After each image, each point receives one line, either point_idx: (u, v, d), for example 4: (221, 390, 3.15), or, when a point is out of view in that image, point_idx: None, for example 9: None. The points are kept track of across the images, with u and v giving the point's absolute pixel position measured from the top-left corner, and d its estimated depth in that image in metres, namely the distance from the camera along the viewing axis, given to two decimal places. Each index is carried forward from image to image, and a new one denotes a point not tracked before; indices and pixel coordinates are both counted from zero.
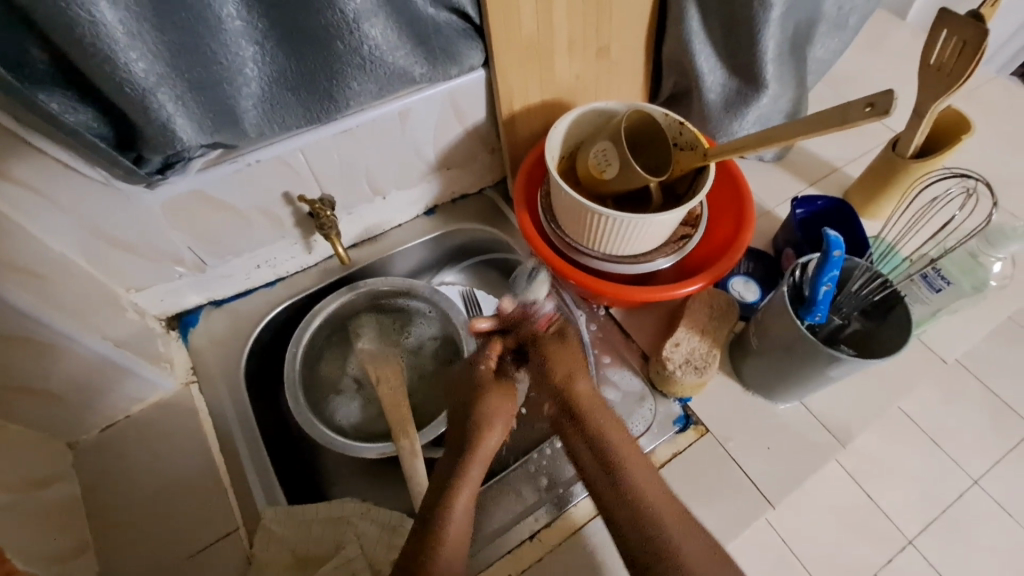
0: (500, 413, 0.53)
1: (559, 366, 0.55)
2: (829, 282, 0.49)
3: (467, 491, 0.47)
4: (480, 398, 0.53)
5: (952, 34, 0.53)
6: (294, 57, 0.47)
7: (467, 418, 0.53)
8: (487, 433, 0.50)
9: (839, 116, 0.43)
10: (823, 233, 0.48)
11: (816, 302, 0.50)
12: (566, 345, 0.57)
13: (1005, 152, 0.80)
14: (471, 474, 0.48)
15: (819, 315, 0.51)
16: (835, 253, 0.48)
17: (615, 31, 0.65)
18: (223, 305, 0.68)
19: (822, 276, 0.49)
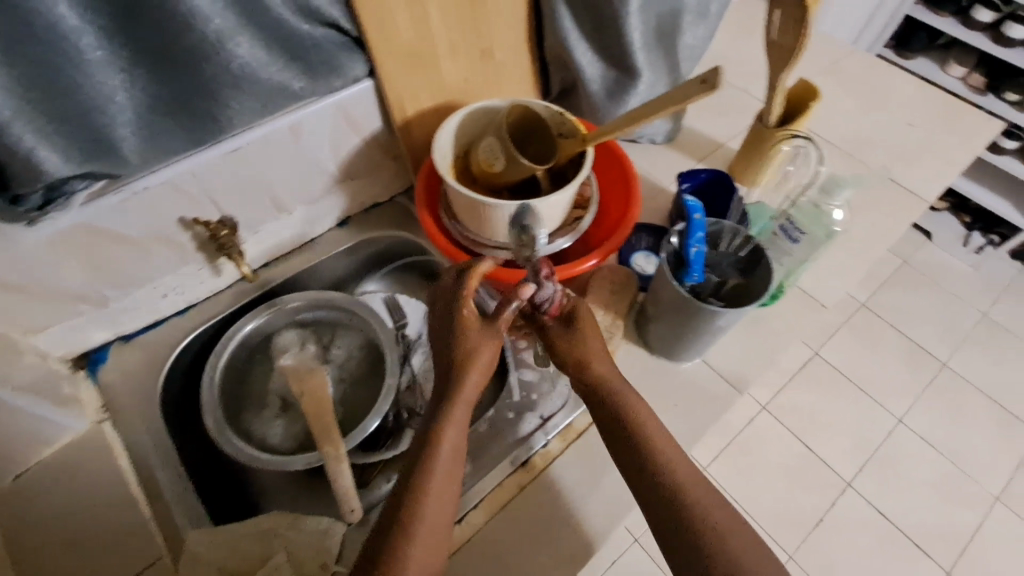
0: (486, 347, 0.49)
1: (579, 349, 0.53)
2: (697, 243, 0.55)
3: (454, 433, 0.46)
4: (464, 323, 0.49)
5: (783, 13, 0.60)
6: (165, 81, 0.47)
7: (450, 347, 0.49)
8: (472, 368, 0.48)
9: (682, 93, 0.48)
10: (683, 202, 0.57)
11: (691, 262, 0.55)
12: (581, 339, 0.54)
13: (863, 116, 0.89)
14: (457, 416, 0.47)
15: (696, 275, 0.56)
16: (696, 216, 0.56)
17: (494, 33, 0.68)
18: (132, 339, 0.66)
19: (690, 238, 0.55)
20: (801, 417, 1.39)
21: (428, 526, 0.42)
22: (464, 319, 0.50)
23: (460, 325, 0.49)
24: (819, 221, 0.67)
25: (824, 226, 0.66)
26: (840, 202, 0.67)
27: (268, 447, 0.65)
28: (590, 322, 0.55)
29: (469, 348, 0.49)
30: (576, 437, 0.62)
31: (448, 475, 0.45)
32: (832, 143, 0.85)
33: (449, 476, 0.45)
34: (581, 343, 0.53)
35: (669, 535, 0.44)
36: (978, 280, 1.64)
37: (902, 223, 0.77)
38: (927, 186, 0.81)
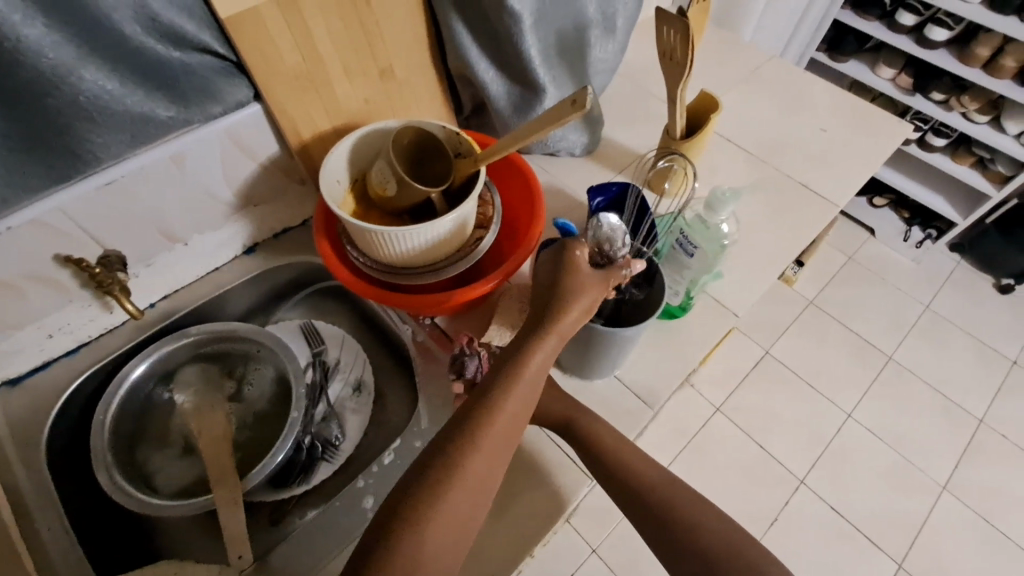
0: (591, 291, 0.50)
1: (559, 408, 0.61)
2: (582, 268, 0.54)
3: (522, 388, 0.47)
4: (577, 270, 0.51)
5: (670, 29, 0.61)
6: (10, 118, 0.45)
7: (551, 289, 0.51)
8: (569, 307, 0.49)
9: (554, 116, 0.48)
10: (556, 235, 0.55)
11: None
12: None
13: (778, 123, 0.90)
14: (533, 364, 0.48)
15: None
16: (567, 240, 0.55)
17: (391, 52, 0.67)
18: (18, 383, 0.62)
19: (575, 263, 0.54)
20: (754, 417, 1.41)
21: (477, 469, 0.45)
22: (578, 264, 0.52)
23: (573, 271, 0.51)
24: (710, 237, 0.67)
25: (715, 241, 0.66)
26: (727, 215, 0.66)
27: (166, 491, 0.62)
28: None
29: (566, 294, 0.50)
30: None
31: (505, 429, 0.47)
32: (747, 150, 0.86)
33: (507, 427, 0.47)
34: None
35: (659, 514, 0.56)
36: (920, 274, 1.67)
37: (813, 227, 0.78)
38: (839, 189, 0.83)
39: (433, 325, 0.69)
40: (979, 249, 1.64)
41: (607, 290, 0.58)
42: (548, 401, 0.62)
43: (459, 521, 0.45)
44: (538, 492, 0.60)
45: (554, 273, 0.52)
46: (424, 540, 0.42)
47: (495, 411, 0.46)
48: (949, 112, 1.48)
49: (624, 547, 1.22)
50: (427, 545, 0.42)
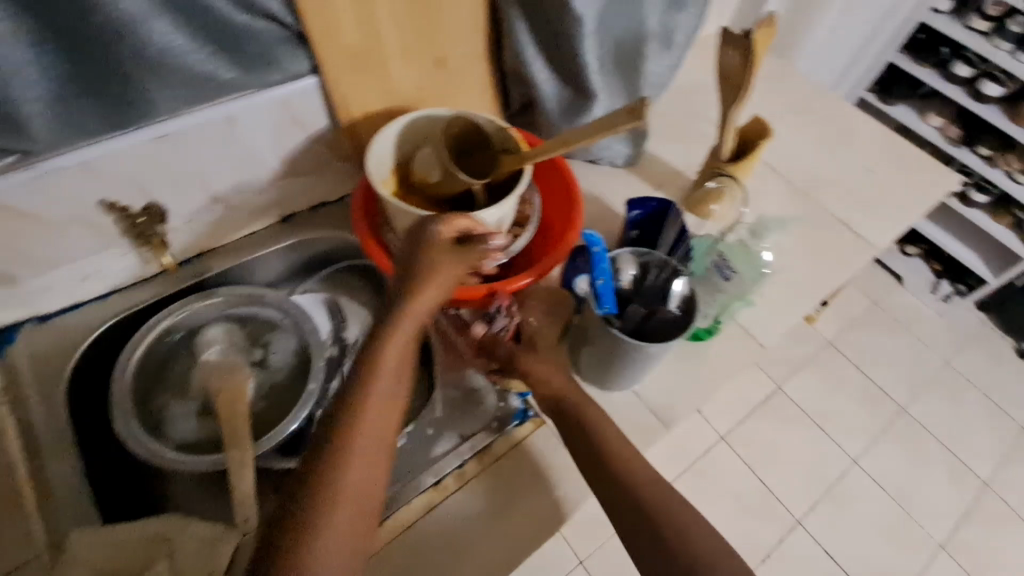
0: (446, 266, 0.50)
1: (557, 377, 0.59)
2: (603, 275, 0.54)
3: (372, 419, 0.43)
4: (433, 246, 0.50)
5: (732, 50, 0.60)
6: (77, 62, 0.46)
7: (411, 275, 0.49)
8: (407, 312, 0.47)
9: (608, 122, 0.48)
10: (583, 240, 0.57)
11: (596, 292, 0.54)
12: (541, 356, 0.60)
13: (823, 157, 0.89)
14: (376, 400, 0.44)
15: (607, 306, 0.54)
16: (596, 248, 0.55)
17: (449, 41, 0.67)
18: (48, 321, 0.63)
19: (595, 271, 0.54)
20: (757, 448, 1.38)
21: (357, 487, 0.41)
22: (434, 241, 0.51)
23: (430, 250, 0.50)
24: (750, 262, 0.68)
25: (755, 268, 0.67)
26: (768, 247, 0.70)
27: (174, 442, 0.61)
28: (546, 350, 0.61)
29: (428, 271, 0.49)
30: (495, 458, 0.61)
31: (371, 457, 0.43)
32: (789, 181, 0.85)
33: (374, 456, 0.43)
34: (543, 362, 0.60)
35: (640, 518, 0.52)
36: (943, 328, 1.63)
37: (847, 267, 0.77)
38: (877, 232, 0.81)
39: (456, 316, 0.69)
40: (1008, 310, 1.60)
41: (634, 304, 0.56)
42: (562, 386, 0.58)
43: (362, 531, 0.41)
44: (540, 497, 0.59)
45: (409, 250, 0.51)
46: (313, 551, 0.39)
47: (348, 437, 0.42)
48: (996, 168, 1.45)
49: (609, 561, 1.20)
50: (322, 553, 0.39)
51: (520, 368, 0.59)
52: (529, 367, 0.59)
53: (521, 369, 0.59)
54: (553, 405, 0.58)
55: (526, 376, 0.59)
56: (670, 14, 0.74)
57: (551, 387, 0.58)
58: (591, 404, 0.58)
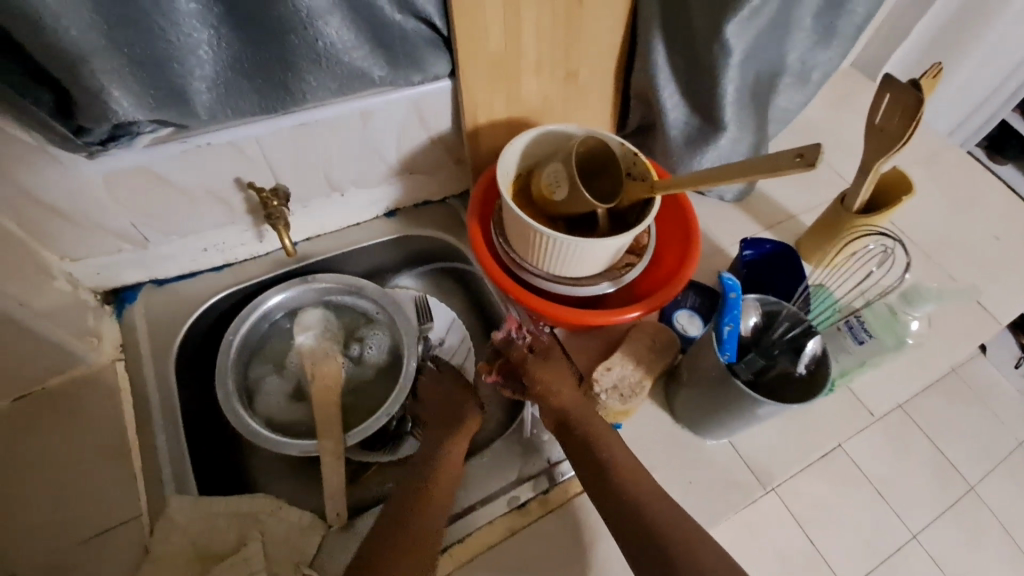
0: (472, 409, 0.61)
1: (556, 389, 0.57)
2: (732, 321, 0.51)
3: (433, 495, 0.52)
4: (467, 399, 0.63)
5: (894, 99, 0.57)
6: (249, 44, 0.47)
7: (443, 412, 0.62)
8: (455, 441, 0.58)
9: (769, 164, 0.45)
10: (718, 277, 0.51)
11: (721, 340, 0.52)
12: (552, 369, 0.59)
13: (950, 219, 0.83)
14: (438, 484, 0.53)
15: (729, 355, 0.52)
16: (732, 295, 0.51)
17: (584, 57, 0.66)
18: (164, 285, 0.66)
19: (725, 315, 0.51)
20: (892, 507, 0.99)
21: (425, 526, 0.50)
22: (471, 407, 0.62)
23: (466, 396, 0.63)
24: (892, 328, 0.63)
25: (898, 338, 0.62)
26: (920, 314, 0.64)
27: (269, 419, 0.65)
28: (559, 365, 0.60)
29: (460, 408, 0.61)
30: (581, 490, 0.58)
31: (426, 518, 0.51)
32: (910, 239, 0.80)
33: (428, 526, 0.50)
34: (556, 375, 0.58)
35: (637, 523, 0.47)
36: None
37: (971, 340, 0.71)
38: (1004, 306, 0.75)
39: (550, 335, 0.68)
40: None
41: (754, 354, 0.53)
42: (572, 400, 0.56)
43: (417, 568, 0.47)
44: None
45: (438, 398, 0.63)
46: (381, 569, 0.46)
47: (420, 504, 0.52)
48: None
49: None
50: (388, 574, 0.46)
51: (529, 375, 0.58)
52: (539, 379, 0.58)
53: (530, 379, 0.58)
54: (558, 416, 0.56)
55: (537, 389, 0.57)
56: (813, 51, 0.70)
57: (557, 402, 0.56)
58: (595, 416, 0.55)
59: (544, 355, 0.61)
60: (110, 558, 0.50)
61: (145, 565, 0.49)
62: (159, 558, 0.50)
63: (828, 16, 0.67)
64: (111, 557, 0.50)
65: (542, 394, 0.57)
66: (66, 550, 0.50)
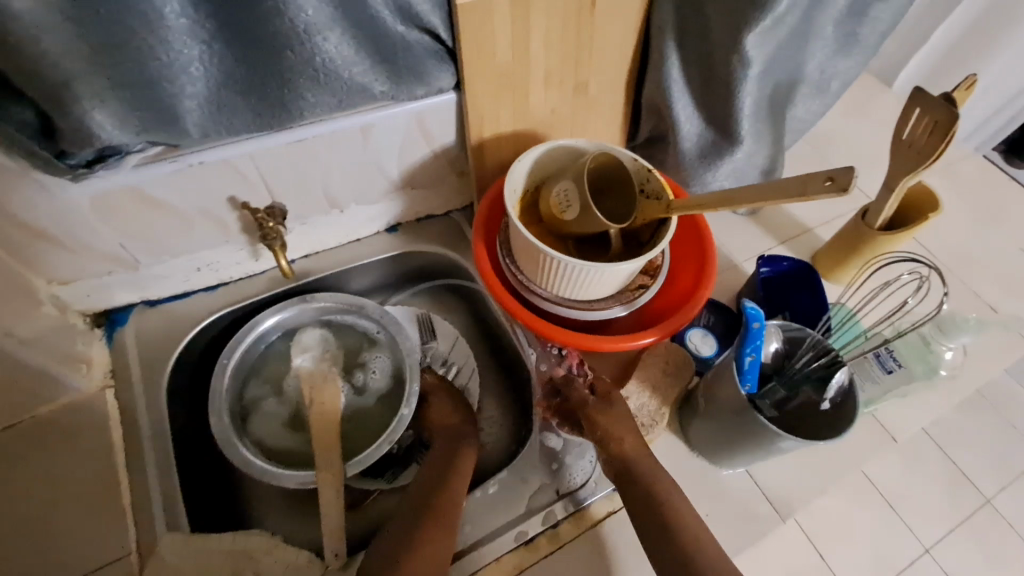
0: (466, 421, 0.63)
1: (620, 432, 0.56)
2: (753, 351, 0.49)
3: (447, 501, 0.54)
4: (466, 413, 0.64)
5: (924, 113, 0.53)
6: (243, 61, 0.44)
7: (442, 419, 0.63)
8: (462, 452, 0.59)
9: (797, 187, 0.42)
10: (742, 306, 0.48)
11: (741, 370, 0.49)
12: (613, 415, 0.58)
13: (971, 232, 0.80)
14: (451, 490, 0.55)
15: (749, 386, 0.49)
16: (754, 324, 0.48)
17: (595, 68, 0.63)
18: (157, 305, 0.63)
19: (746, 345, 0.49)
20: None
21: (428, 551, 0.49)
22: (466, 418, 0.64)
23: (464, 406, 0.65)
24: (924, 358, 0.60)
25: (931, 368, 0.60)
26: (956, 344, 0.59)
27: (264, 446, 0.62)
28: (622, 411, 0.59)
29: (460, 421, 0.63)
30: (591, 524, 0.55)
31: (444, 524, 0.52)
32: (932, 254, 0.77)
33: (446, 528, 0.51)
34: (617, 421, 0.57)
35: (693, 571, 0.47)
36: None
37: (996, 362, 0.69)
38: None
39: (558, 357, 0.65)
40: None
41: (774, 383, 0.51)
42: (635, 450, 0.55)
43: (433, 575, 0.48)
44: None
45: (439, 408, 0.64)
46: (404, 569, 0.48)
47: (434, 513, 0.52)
48: None
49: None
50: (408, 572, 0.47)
51: (590, 419, 0.58)
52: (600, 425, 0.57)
53: (592, 424, 0.57)
54: (620, 469, 0.54)
55: (598, 436, 0.56)
56: (834, 60, 0.67)
57: (623, 446, 0.55)
58: (656, 468, 0.54)
59: (607, 400, 0.60)
60: None
61: None
62: None
63: (850, 24, 0.64)
64: None
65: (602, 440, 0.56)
66: None
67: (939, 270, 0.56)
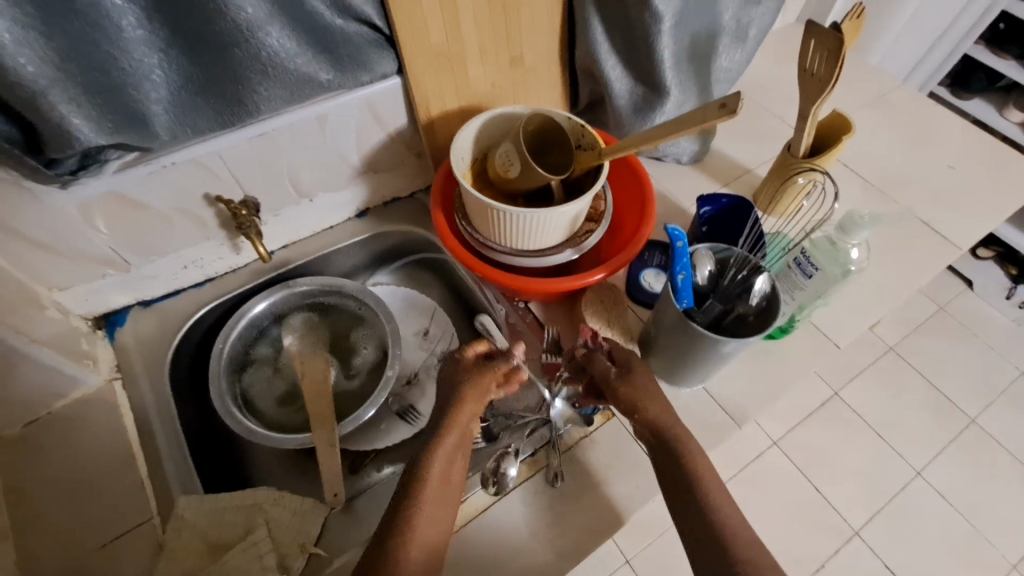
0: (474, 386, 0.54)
1: (649, 403, 0.54)
2: (683, 270, 0.55)
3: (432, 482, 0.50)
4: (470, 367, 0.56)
5: (818, 43, 0.60)
6: (196, 63, 0.49)
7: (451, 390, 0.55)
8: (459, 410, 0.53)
9: (699, 116, 0.47)
10: (664, 229, 0.54)
11: (676, 289, 0.55)
12: (637, 386, 0.55)
13: (901, 155, 0.86)
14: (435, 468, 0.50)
15: (686, 303, 0.55)
16: (678, 243, 0.54)
17: (526, 40, 0.69)
18: (151, 305, 0.69)
19: (676, 265, 0.55)
20: (935, 406, 1.32)
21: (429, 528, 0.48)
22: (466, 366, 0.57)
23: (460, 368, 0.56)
24: (835, 259, 0.64)
25: (840, 264, 0.64)
26: (859, 241, 0.63)
27: (264, 420, 0.67)
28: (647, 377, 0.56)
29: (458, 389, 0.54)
30: (565, 449, 0.61)
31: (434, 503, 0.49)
32: (868, 181, 0.83)
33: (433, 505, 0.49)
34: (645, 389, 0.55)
35: (700, 495, 0.50)
36: (1017, 335, 1.45)
37: (930, 268, 0.74)
38: (964, 232, 0.78)
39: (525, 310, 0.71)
40: None
41: (712, 300, 0.57)
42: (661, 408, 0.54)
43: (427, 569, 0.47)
44: (609, 489, 0.59)
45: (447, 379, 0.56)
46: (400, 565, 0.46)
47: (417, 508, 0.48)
48: None
49: (649, 566, 1.14)
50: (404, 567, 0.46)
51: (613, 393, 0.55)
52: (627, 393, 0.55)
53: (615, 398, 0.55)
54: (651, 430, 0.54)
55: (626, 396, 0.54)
56: (747, 9, 0.73)
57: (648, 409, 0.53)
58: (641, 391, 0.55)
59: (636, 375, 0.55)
60: (128, 560, 0.54)
61: (162, 560, 0.52)
62: (172, 553, 0.53)
63: None
64: (127, 558, 0.54)
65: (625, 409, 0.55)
66: (82, 560, 0.53)
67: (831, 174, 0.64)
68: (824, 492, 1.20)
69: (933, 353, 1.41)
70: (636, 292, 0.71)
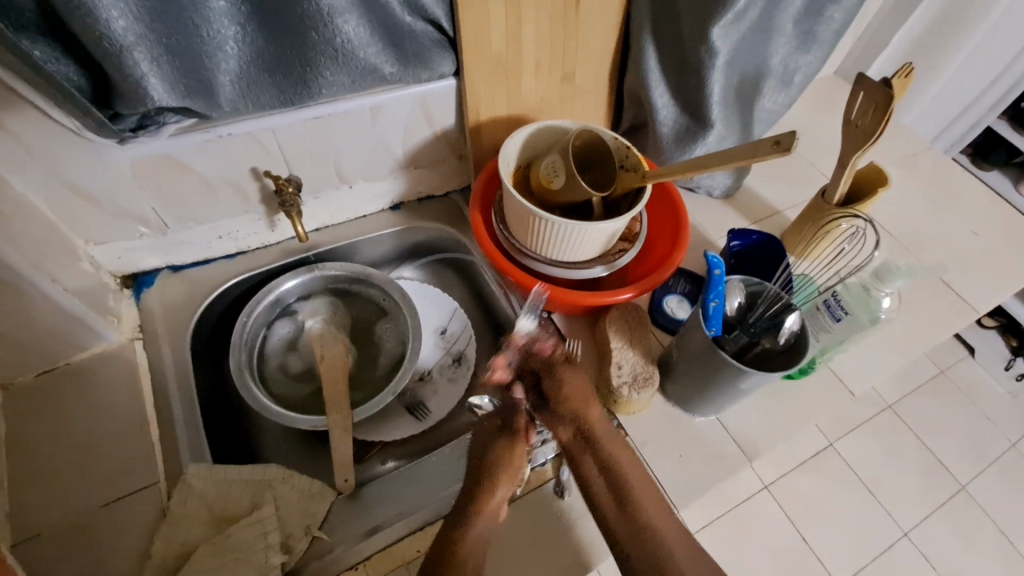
0: (505, 464, 0.55)
1: (573, 394, 0.58)
2: (717, 298, 0.56)
3: (480, 523, 0.51)
4: (503, 441, 0.56)
5: (867, 96, 0.62)
6: (271, 40, 0.51)
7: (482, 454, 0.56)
8: (497, 486, 0.53)
9: (750, 150, 0.48)
10: (704, 256, 0.56)
11: (707, 316, 0.56)
12: (577, 378, 0.60)
13: (926, 216, 0.88)
14: (477, 525, 0.51)
15: (713, 330, 0.55)
16: (716, 271, 0.56)
17: (581, 59, 0.70)
18: (179, 271, 0.70)
19: (709, 292, 0.56)
20: (928, 468, 1.31)
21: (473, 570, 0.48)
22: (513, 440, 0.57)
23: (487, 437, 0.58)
24: (866, 305, 0.65)
25: (871, 313, 0.64)
26: (892, 290, 0.64)
27: (279, 398, 0.68)
28: (575, 380, 0.59)
29: (491, 463, 0.55)
30: None
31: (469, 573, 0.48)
32: (891, 236, 0.84)
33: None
34: (578, 402, 0.57)
35: None
36: (1011, 408, 1.46)
37: (948, 328, 0.75)
38: (983, 297, 0.79)
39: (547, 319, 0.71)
40: None
41: (738, 332, 0.58)
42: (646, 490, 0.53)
43: None
44: None
45: (479, 446, 0.57)
46: None
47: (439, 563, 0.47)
48: None
49: None
50: None
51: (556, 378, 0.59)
52: (585, 434, 0.56)
53: (560, 390, 0.58)
54: (604, 467, 0.54)
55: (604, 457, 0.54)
56: (795, 55, 0.75)
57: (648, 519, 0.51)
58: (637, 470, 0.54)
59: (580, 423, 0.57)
60: (128, 522, 0.53)
61: (165, 526, 0.52)
62: (176, 521, 0.53)
63: (808, 22, 0.71)
64: (128, 521, 0.53)
65: (580, 457, 0.55)
66: (81, 517, 0.53)
67: (871, 225, 0.65)
68: (809, 540, 1.18)
69: (930, 415, 1.40)
70: (658, 316, 0.71)
